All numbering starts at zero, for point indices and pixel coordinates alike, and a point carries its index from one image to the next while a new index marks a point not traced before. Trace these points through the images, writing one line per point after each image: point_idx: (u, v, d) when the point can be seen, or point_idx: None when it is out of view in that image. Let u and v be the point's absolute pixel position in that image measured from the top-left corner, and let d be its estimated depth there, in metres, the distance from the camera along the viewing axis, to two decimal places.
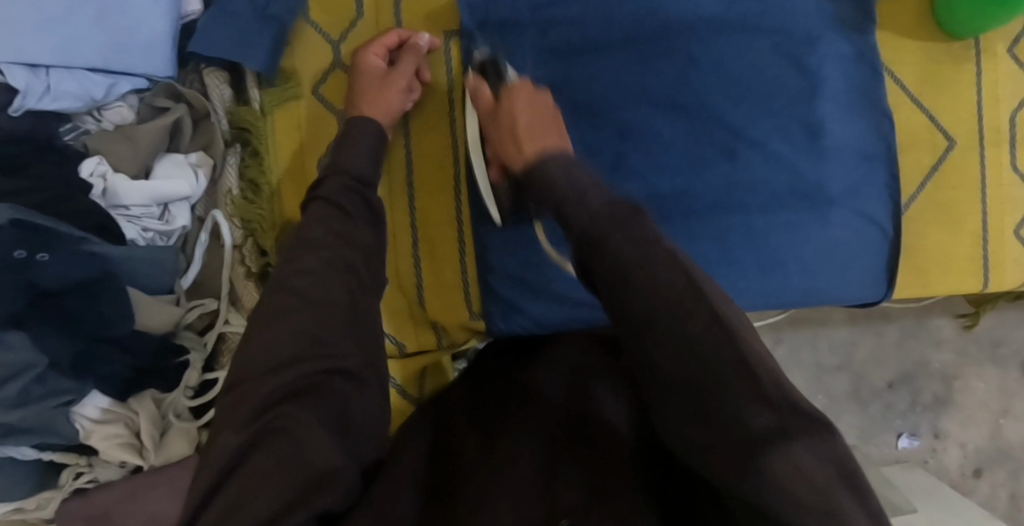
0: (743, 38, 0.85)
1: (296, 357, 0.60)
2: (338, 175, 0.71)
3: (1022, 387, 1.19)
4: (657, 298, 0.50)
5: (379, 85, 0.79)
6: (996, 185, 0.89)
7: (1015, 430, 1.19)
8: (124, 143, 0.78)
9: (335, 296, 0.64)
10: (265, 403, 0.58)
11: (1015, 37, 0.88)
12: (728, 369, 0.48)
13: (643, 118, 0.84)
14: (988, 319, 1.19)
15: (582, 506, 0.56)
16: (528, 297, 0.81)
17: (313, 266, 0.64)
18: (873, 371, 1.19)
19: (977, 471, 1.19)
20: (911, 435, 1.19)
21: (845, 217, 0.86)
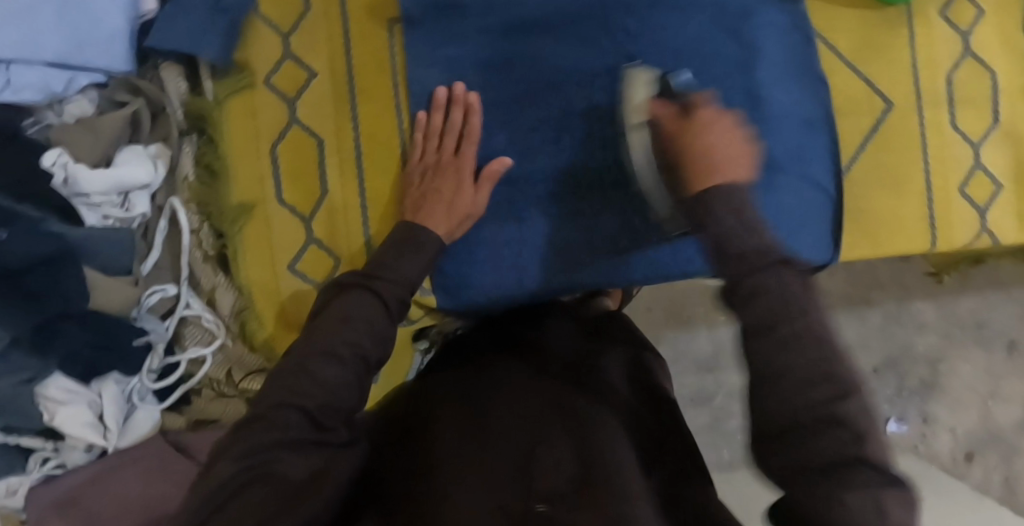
0: (680, 12, 0.86)
1: (309, 411, 0.64)
2: (391, 282, 0.74)
3: (1009, 368, 1.18)
4: (759, 312, 0.57)
5: (451, 190, 0.82)
6: (938, 146, 0.90)
7: (1005, 412, 1.18)
8: (84, 135, 0.81)
9: (345, 380, 0.67)
10: (255, 445, 0.60)
11: (947, 2, 0.89)
12: (812, 364, 0.54)
13: (589, 92, 0.85)
14: (970, 301, 1.19)
15: (561, 489, 0.59)
16: (476, 272, 0.86)
17: (344, 355, 0.67)
18: (859, 357, 1.18)
19: (969, 456, 1.18)
20: (898, 420, 1.18)
21: (795, 180, 0.87)
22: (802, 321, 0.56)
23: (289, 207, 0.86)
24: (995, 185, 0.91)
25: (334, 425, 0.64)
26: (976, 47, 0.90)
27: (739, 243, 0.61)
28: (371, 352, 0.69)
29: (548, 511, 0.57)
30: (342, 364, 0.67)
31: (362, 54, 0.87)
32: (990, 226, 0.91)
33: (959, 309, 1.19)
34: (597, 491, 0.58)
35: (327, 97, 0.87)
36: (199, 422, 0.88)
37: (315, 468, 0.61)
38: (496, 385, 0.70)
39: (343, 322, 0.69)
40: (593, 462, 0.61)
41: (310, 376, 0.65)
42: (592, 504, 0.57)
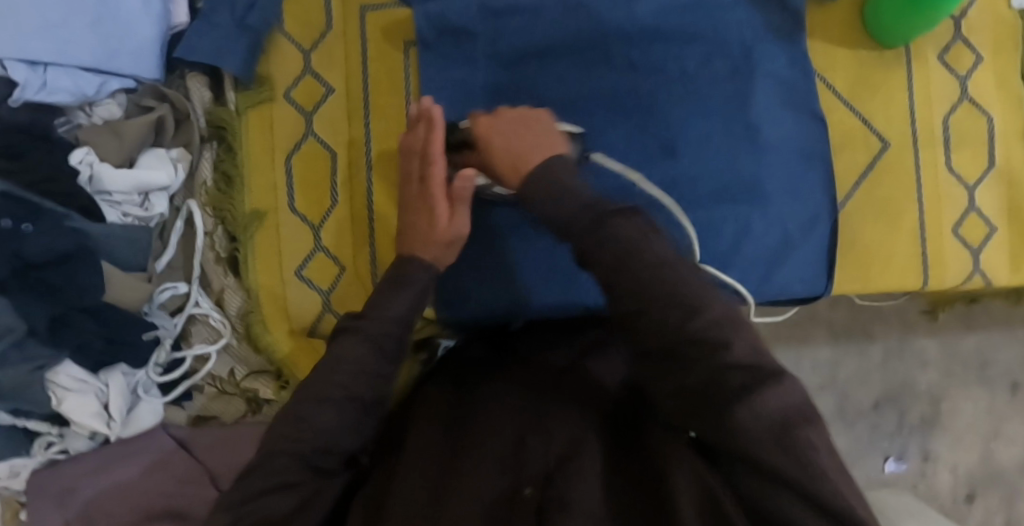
0: (687, 46, 0.89)
1: (295, 453, 0.61)
2: (381, 320, 0.68)
3: (1011, 409, 1.19)
4: (643, 280, 0.57)
5: (419, 228, 0.76)
6: (932, 186, 0.92)
7: (1006, 453, 1.18)
8: (111, 137, 0.87)
9: (343, 419, 0.63)
10: (252, 492, 0.58)
11: (946, 45, 0.93)
12: (700, 325, 0.55)
13: (594, 119, 0.89)
14: (973, 340, 1.20)
15: (547, 473, 0.61)
16: (479, 286, 0.89)
17: (335, 397, 0.63)
18: (859, 390, 1.19)
19: (969, 496, 1.18)
20: (898, 458, 1.19)
21: (790, 212, 0.90)
22: (650, 265, 0.57)
23: (300, 215, 0.90)
24: (989, 226, 0.93)
25: (330, 464, 0.63)
26: (974, 89, 0.93)
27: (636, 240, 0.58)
28: (364, 391, 0.65)
29: (535, 493, 0.59)
30: (337, 404, 0.63)
31: (378, 73, 0.90)
32: (984, 268, 0.93)
33: (960, 348, 1.20)
34: (581, 471, 0.61)
35: (341, 113, 0.91)
36: (200, 419, 0.93)
37: (303, 498, 0.61)
38: (475, 386, 0.74)
39: (337, 364, 0.65)
40: (579, 445, 0.63)
41: (308, 420, 0.62)
42: (579, 478, 0.60)
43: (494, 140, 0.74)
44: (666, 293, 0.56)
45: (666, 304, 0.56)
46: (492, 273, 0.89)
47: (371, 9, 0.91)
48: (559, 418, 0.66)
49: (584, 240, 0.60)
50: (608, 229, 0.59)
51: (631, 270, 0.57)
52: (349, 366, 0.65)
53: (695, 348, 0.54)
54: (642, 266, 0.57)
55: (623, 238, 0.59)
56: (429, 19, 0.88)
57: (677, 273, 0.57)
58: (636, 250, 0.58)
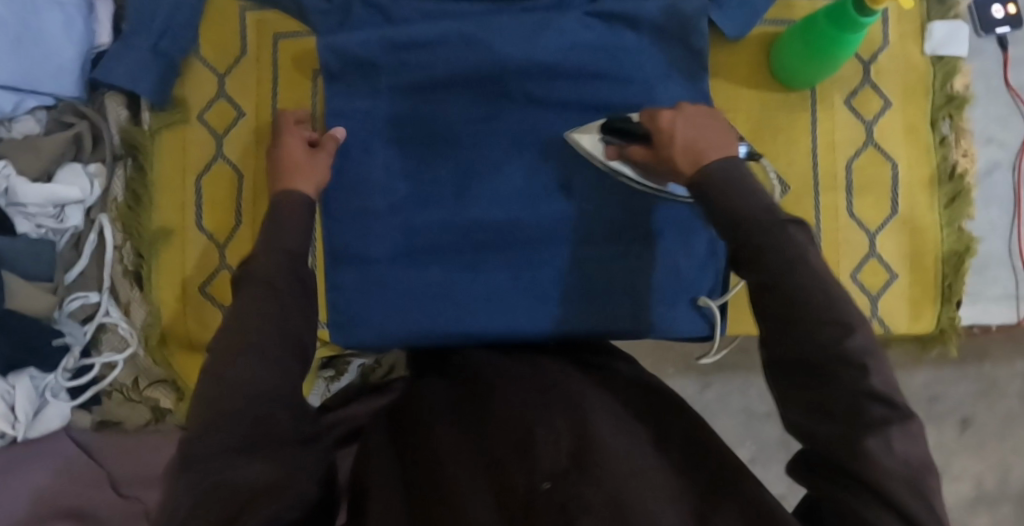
0: (585, 83, 0.91)
1: (245, 411, 0.59)
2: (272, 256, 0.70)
3: (959, 446, 1.15)
4: (786, 265, 0.57)
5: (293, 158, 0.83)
6: (833, 229, 0.92)
7: (951, 489, 1.14)
8: (28, 152, 0.90)
9: (276, 376, 0.62)
10: (206, 455, 0.57)
11: (853, 90, 0.92)
12: (827, 310, 0.55)
13: (491, 151, 0.91)
14: (923, 375, 1.15)
15: (561, 467, 0.58)
16: (371, 312, 0.90)
17: (250, 346, 0.62)
18: None
19: None
20: None
21: (681, 253, 0.91)
22: (796, 261, 0.57)
23: (206, 233, 0.93)
24: (890, 272, 0.93)
25: (270, 416, 0.60)
26: (878, 136, 0.92)
27: (748, 214, 0.61)
28: (273, 337, 0.64)
29: (553, 487, 0.56)
30: (260, 349, 0.62)
31: (287, 99, 0.93)
32: (881, 313, 0.93)
33: (911, 382, 1.15)
34: (591, 475, 0.57)
35: (247, 136, 0.93)
36: (103, 424, 0.96)
37: (277, 476, 0.59)
38: (495, 388, 0.73)
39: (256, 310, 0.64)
40: (589, 440, 0.61)
41: (227, 373, 0.60)
42: (591, 479, 0.57)
43: (681, 127, 0.73)
44: (786, 293, 0.57)
45: (800, 287, 0.56)
46: (382, 298, 0.90)
47: (285, 36, 0.94)
48: (582, 420, 0.64)
49: (744, 241, 0.60)
50: (758, 234, 0.59)
51: (782, 265, 0.57)
52: (275, 327, 0.64)
53: (828, 357, 0.54)
54: (773, 236, 0.59)
55: (752, 237, 0.59)
56: (333, 52, 0.89)
57: (807, 269, 0.57)
58: (781, 248, 0.58)
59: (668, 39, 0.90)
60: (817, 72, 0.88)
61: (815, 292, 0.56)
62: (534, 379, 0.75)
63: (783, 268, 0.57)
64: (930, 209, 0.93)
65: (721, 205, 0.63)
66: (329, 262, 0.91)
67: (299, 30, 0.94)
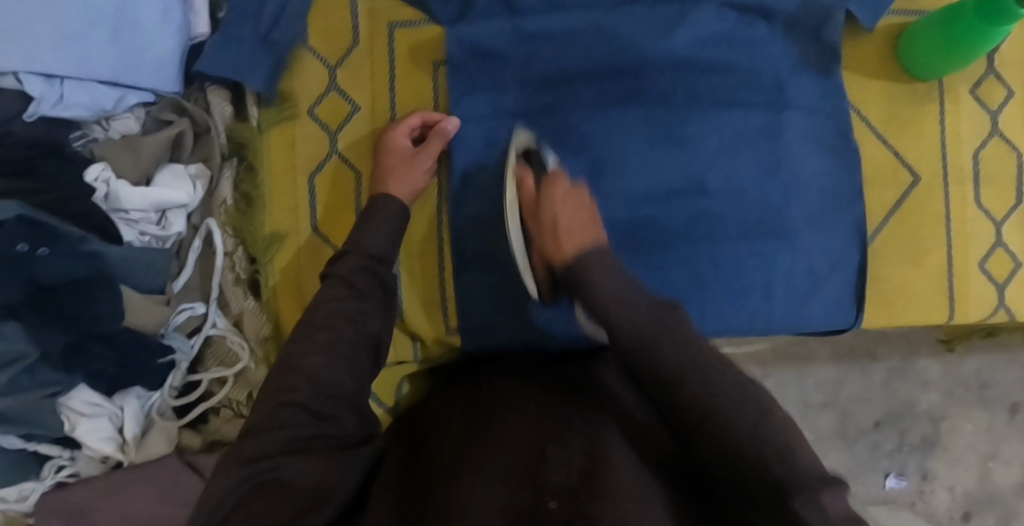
0: (721, 76, 0.88)
1: (297, 402, 0.67)
2: (356, 256, 0.77)
3: (1010, 431, 1.22)
4: (666, 338, 0.63)
5: (396, 163, 0.84)
6: (961, 221, 0.92)
7: (1004, 474, 1.21)
8: (127, 153, 0.83)
9: (334, 372, 0.70)
10: (263, 452, 0.64)
11: (978, 79, 0.92)
12: (719, 370, 0.61)
13: (624, 145, 0.87)
14: (975, 362, 1.23)
15: (570, 486, 0.59)
16: (510, 318, 0.87)
17: (326, 347, 0.70)
18: (860, 410, 1.23)
19: (966, 515, 1.22)
20: (898, 475, 1.22)
21: (821, 247, 0.89)
22: (672, 342, 0.63)
23: (322, 236, 0.87)
24: (1017, 262, 0.92)
25: (333, 413, 0.68)
26: (1004, 125, 0.92)
27: (602, 290, 0.69)
28: (352, 338, 0.72)
29: (558, 507, 0.58)
30: (333, 355, 0.70)
31: (406, 94, 0.89)
32: (1008, 303, 0.93)
33: (963, 368, 1.23)
34: (594, 495, 0.58)
35: (366, 132, 0.88)
36: (213, 443, 0.90)
37: (321, 474, 0.65)
38: (503, 403, 0.74)
39: (336, 314, 0.73)
40: (602, 459, 0.62)
41: (295, 370, 0.69)
42: (598, 497, 0.58)
43: (556, 185, 0.77)
44: (675, 361, 0.61)
45: (680, 355, 0.62)
46: (511, 306, 0.87)
47: (400, 25, 0.88)
48: (590, 436, 0.65)
49: (626, 330, 0.65)
50: (627, 314, 0.66)
51: (652, 334, 0.63)
52: (348, 327, 0.72)
53: (722, 407, 0.59)
54: (645, 317, 0.65)
55: (632, 321, 0.65)
56: (462, 43, 0.86)
57: (699, 341, 0.63)
58: (670, 331, 0.63)
59: (799, 31, 0.89)
60: (951, 65, 0.87)
61: (701, 352, 0.62)
62: (551, 392, 0.75)
63: (657, 323, 0.64)
64: None
65: (592, 291, 0.69)
66: (459, 265, 0.88)
67: (416, 19, 0.88)
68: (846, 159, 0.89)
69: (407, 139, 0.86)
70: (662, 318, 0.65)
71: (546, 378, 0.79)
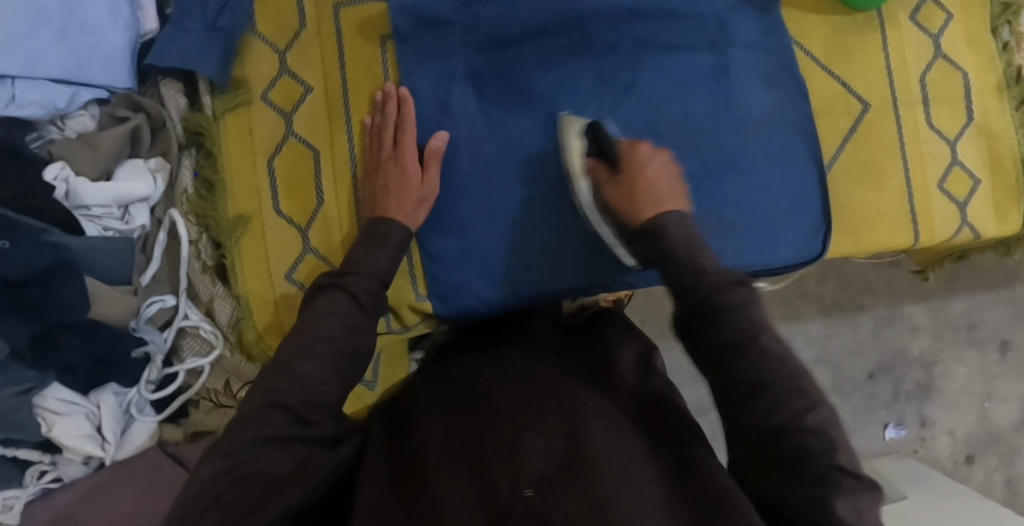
0: (663, 23, 0.90)
1: (278, 400, 0.67)
2: (362, 276, 0.78)
3: (1002, 369, 1.29)
4: (734, 330, 0.63)
5: (396, 183, 0.84)
6: (916, 143, 0.93)
7: (1000, 412, 1.29)
8: (86, 150, 0.84)
9: (322, 373, 0.70)
10: (240, 444, 0.64)
11: (916, 6, 0.94)
12: (784, 370, 0.61)
13: (574, 101, 0.89)
14: (961, 304, 1.30)
15: (546, 474, 0.62)
16: (478, 276, 0.89)
17: (320, 355, 0.71)
18: (852, 362, 1.28)
19: (968, 457, 1.29)
20: (897, 425, 1.28)
21: (778, 178, 0.90)
22: (736, 330, 0.63)
23: (285, 217, 0.88)
24: (973, 179, 0.94)
25: (317, 418, 0.69)
26: (946, 47, 0.94)
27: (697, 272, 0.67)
28: (344, 341, 0.73)
29: (535, 495, 0.60)
30: (319, 358, 0.71)
31: (355, 69, 0.90)
32: (971, 220, 0.94)
33: (949, 311, 1.30)
34: (573, 484, 0.61)
35: (321, 110, 0.89)
36: (196, 434, 0.92)
37: (296, 461, 0.65)
38: (489, 387, 0.76)
39: (322, 317, 0.74)
40: (578, 442, 0.66)
41: (286, 372, 0.69)
42: (574, 485, 0.61)
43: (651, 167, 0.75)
44: (753, 361, 0.62)
45: (745, 344, 0.62)
46: (479, 265, 0.89)
47: (345, 5, 0.90)
48: (567, 421, 0.68)
49: (704, 301, 0.64)
50: (724, 298, 0.64)
51: (727, 321, 0.63)
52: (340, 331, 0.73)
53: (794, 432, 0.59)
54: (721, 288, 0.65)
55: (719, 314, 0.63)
56: (404, 13, 0.88)
57: (774, 339, 0.63)
58: (743, 313, 0.63)
59: None
60: None
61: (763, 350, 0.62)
62: (529, 374, 0.77)
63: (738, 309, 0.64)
64: (1001, 113, 0.95)
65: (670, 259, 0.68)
66: (424, 228, 0.89)
67: None
68: (796, 90, 0.91)
69: (389, 137, 0.86)
70: (745, 308, 0.64)
71: (529, 355, 0.81)
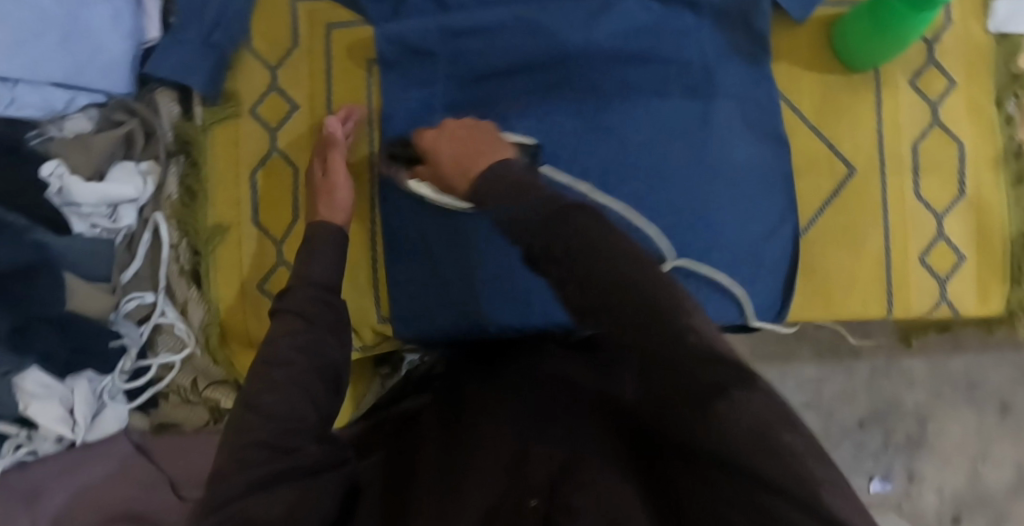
0: (653, 67, 0.90)
1: (261, 441, 0.62)
2: (303, 287, 0.75)
3: (999, 430, 1.20)
4: (600, 272, 0.54)
5: (333, 197, 0.86)
6: (901, 212, 0.91)
7: (992, 474, 1.20)
8: (80, 150, 0.88)
9: (292, 402, 0.65)
10: (224, 495, 0.58)
11: (917, 70, 0.91)
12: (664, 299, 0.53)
13: (555, 133, 0.88)
14: (964, 360, 1.20)
15: (551, 479, 0.59)
16: (444, 307, 0.88)
17: (282, 383, 0.66)
18: (841, 408, 1.20)
19: (954, 517, 1.20)
20: (883, 478, 1.20)
21: (755, 234, 0.88)
22: (605, 260, 0.54)
23: (262, 229, 0.91)
24: (959, 254, 0.92)
25: (299, 446, 0.64)
26: (944, 116, 0.92)
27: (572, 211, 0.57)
28: (307, 367, 0.69)
29: (541, 501, 0.57)
30: (287, 390, 0.66)
31: (341, 90, 0.92)
32: (950, 297, 0.92)
33: (949, 368, 1.20)
34: (585, 482, 0.57)
35: (305, 128, 0.92)
36: (162, 427, 0.95)
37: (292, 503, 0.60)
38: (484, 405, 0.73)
39: (279, 339, 0.70)
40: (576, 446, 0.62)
41: (254, 409, 0.64)
42: (583, 483, 0.57)
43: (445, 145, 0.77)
44: (604, 283, 0.53)
45: (631, 282, 0.53)
46: (440, 294, 0.88)
47: (337, 26, 0.93)
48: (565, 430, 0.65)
49: (547, 240, 0.56)
50: (567, 226, 0.56)
51: (588, 261, 0.54)
52: (305, 360, 0.69)
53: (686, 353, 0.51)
54: (589, 230, 0.56)
55: (577, 226, 0.56)
56: (390, 42, 0.89)
57: (608, 254, 0.54)
58: (599, 246, 0.55)
59: (728, 21, 0.90)
60: (898, 35, 0.85)
61: (612, 279, 0.53)
62: (530, 388, 0.74)
63: (606, 248, 0.55)
64: (996, 187, 0.92)
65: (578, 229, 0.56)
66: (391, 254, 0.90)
67: (352, 20, 0.93)
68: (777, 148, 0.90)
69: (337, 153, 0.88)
70: (555, 239, 0.56)
71: (524, 372, 0.78)
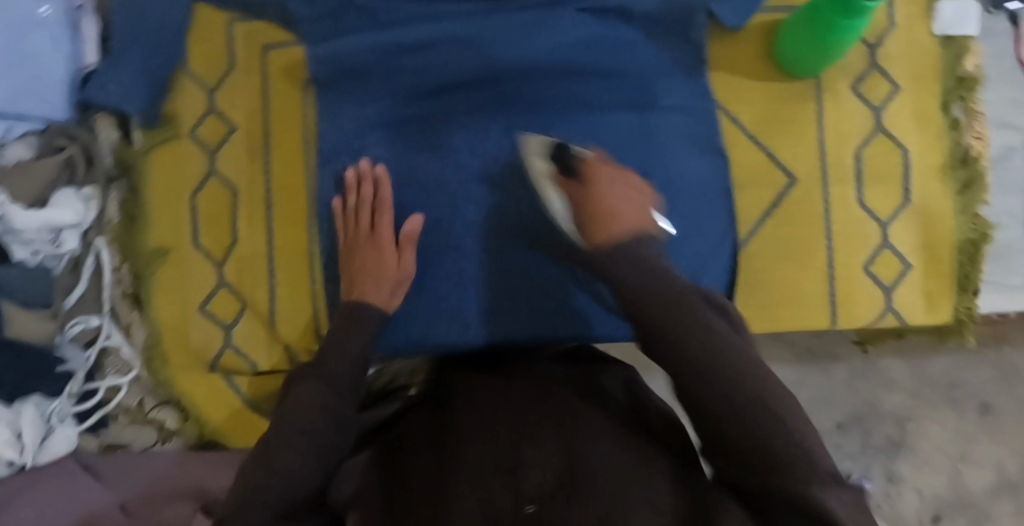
0: (592, 81, 0.88)
1: (266, 490, 0.64)
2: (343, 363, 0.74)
3: (982, 431, 1.08)
4: (647, 300, 0.63)
5: (371, 266, 0.83)
6: (843, 221, 0.90)
7: (974, 477, 1.08)
8: (21, 177, 0.88)
9: (297, 459, 0.66)
10: None
11: (860, 76, 0.90)
12: (719, 339, 0.61)
13: (497, 150, 0.86)
14: (942, 360, 1.09)
15: (544, 492, 0.64)
16: (398, 330, 0.88)
17: (295, 440, 0.67)
18: (821, 411, 1.09)
19: (935, 518, 1.08)
20: (861, 477, 1.09)
21: (699, 246, 0.85)
22: (674, 286, 0.64)
23: (204, 250, 0.93)
24: (904, 263, 0.90)
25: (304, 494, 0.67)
26: (889, 123, 0.90)
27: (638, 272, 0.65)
28: (320, 424, 0.69)
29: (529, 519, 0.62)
30: (294, 446, 0.67)
31: (278, 109, 0.93)
32: (896, 306, 0.90)
33: (930, 368, 1.09)
34: (571, 503, 0.62)
35: (244, 151, 0.94)
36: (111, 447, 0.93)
37: None
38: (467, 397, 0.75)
39: (297, 402, 0.70)
40: (575, 465, 0.65)
41: (263, 466, 0.65)
42: (574, 502, 0.62)
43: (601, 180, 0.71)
44: (658, 317, 0.62)
45: (674, 314, 0.62)
46: (402, 320, 0.88)
47: (274, 48, 0.94)
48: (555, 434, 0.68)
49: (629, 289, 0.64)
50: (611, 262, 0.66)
51: (654, 292, 0.63)
52: (313, 411, 0.69)
53: (723, 365, 0.59)
54: (636, 271, 0.65)
55: (632, 263, 0.65)
56: (322, 63, 0.89)
57: (676, 291, 0.63)
58: (649, 284, 0.64)
59: (665, 31, 0.89)
60: (827, 47, 0.83)
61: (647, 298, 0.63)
62: (511, 382, 0.76)
63: (651, 282, 0.64)
64: (943, 195, 0.90)
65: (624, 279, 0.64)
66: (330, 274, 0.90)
67: (288, 41, 0.94)
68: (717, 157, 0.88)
69: (368, 219, 0.86)
70: (632, 274, 0.65)
71: (507, 367, 0.80)
